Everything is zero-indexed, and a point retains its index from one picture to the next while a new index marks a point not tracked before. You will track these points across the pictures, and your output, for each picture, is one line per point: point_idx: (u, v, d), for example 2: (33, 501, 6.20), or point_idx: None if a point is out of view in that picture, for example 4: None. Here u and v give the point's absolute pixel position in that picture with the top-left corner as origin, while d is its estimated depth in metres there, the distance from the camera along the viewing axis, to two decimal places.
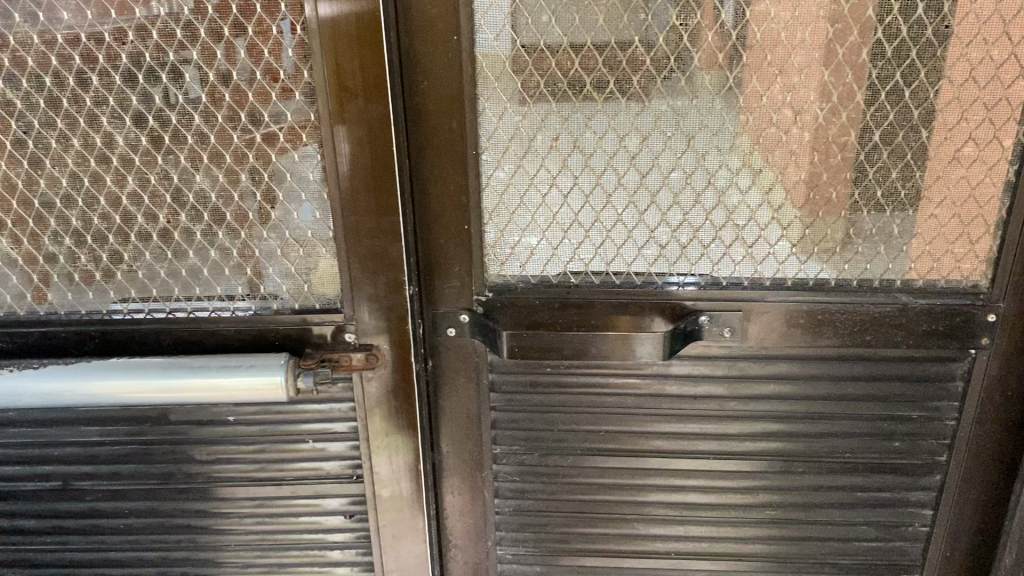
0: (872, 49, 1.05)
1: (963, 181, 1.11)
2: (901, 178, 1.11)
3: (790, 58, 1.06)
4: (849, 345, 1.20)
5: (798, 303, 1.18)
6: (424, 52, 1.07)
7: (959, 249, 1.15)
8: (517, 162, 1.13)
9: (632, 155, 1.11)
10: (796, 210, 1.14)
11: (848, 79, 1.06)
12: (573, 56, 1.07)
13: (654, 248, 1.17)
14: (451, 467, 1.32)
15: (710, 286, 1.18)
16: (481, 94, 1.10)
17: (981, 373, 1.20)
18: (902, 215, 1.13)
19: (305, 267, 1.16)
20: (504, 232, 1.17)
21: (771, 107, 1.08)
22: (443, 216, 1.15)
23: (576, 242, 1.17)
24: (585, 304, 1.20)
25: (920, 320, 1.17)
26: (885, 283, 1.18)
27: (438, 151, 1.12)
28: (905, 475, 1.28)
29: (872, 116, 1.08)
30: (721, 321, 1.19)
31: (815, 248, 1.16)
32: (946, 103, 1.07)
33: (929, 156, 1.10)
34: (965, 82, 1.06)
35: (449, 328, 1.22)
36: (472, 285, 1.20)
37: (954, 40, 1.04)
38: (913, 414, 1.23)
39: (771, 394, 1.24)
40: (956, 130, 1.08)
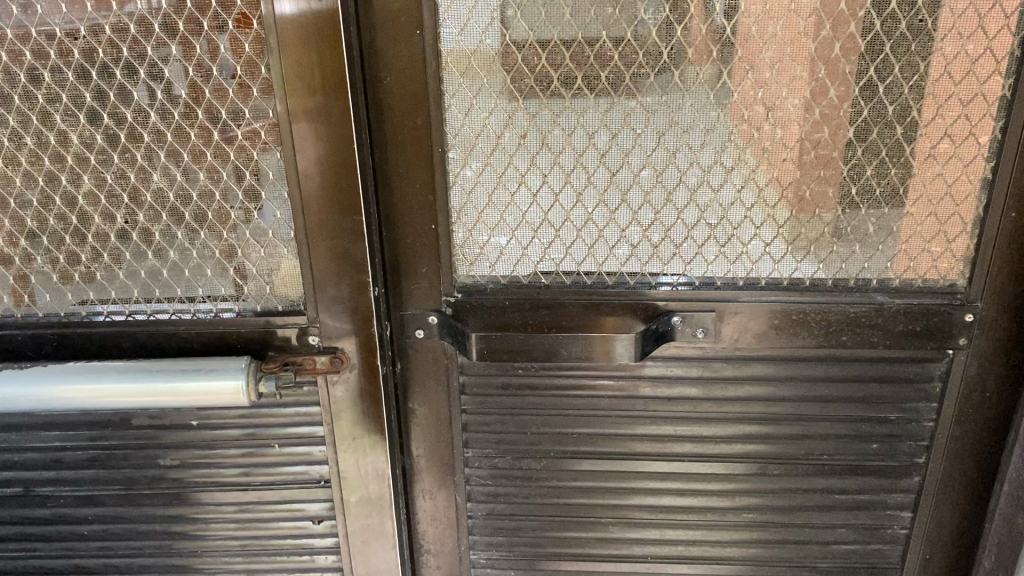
0: (845, 44, 1.03)
1: (939, 178, 1.10)
2: (876, 175, 1.10)
3: (760, 52, 1.04)
4: (823, 346, 1.18)
5: (773, 302, 1.16)
6: (387, 48, 1.05)
7: (935, 246, 1.13)
8: (485, 161, 1.11)
9: (601, 153, 1.10)
10: (770, 209, 1.12)
11: (821, 74, 1.05)
12: (540, 52, 1.05)
13: (625, 248, 1.15)
14: (422, 470, 1.31)
15: (683, 287, 1.17)
16: (446, 90, 1.08)
17: (959, 374, 1.18)
18: (878, 213, 1.12)
19: (268, 269, 1.14)
20: (473, 232, 1.15)
21: (742, 104, 1.07)
22: (411, 215, 1.14)
23: (546, 242, 1.15)
24: (553, 306, 1.19)
25: (896, 321, 1.16)
26: (861, 282, 1.16)
27: (403, 149, 1.10)
28: (883, 477, 1.26)
29: (846, 112, 1.07)
30: (694, 321, 1.17)
31: (790, 247, 1.14)
32: (921, 99, 1.06)
33: (904, 153, 1.08)
34: (939, 77, 1.05)
35: (418, 329, 1.20)
36: (440, 285, 1.18)
37: (927, 34, 1.03)
38: (889, 415, 1.22)
39: (747, 396, 1.22)
40: (932, 126, 1.07)
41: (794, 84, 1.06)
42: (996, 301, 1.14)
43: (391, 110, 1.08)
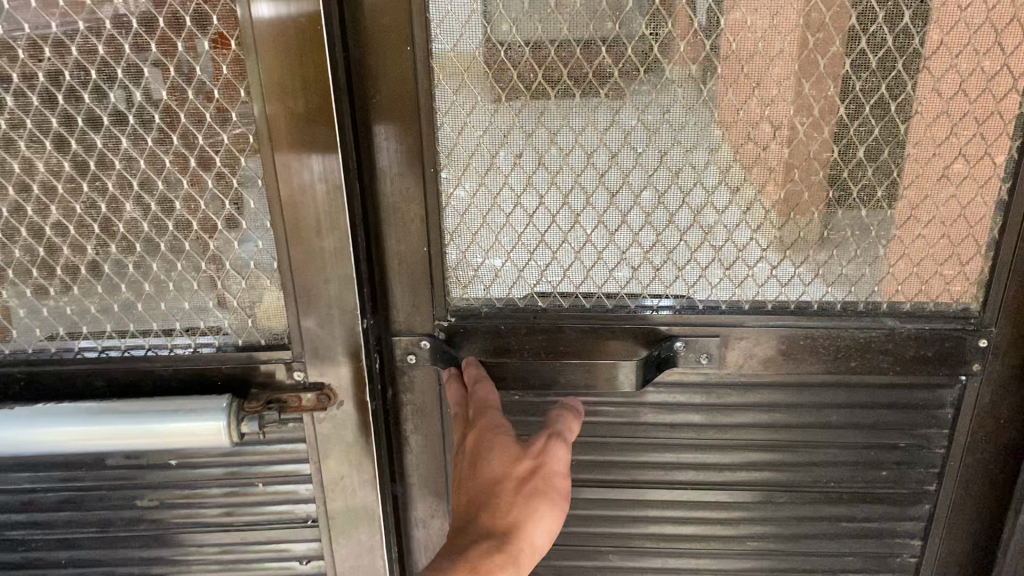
0: (855, 61, 0.98)
1: (953, 198, 1.05)
2: (887, 197, 1.05)
3: (767, 70, 0.99)
4: (831, 372, 1.14)
5: (779, 327, 1.12)
6: (376, 66, 1.01)
7: (947, 269, 1.09)
8: (478, 181, 1.06)
9: (600, 173, 1.05)
10: (776, 231, 1.07)
11: (830, 92, 1.00)
12: (536, 68, 1.00)
13: (625, 270, 1.10)
14: (416, 499, 1.26)
15: (687, 310, 1.12)
16: (438, 108, 1.03)
17: (972, 400, 1.14)
18: (889, 235, 1.08)
19: (249, 301, 1.09)
20: (467, 253, 1.11)
21: (748, 123, 1.02)
22: (403, 236, 1.09)
23: (543, 264, 1.11)
24: (550, 330, 1.14)
25: (907, 345, 1.12)
26: (870, 306, 1.12)
27: (394, 169, 1.06)
28: (891, 505, 1.22)
29: (855, 132, 1.02)
30: (698, 346, 1.13)
31: (798, 270, 1.10)
32: (934, 118, 1.01)
33: (916, 174, 1.04)
34: (953, 96, 1.00)
35: (410, 354, 1.16)
36: (433, 309, 1.13)
37: (943, 49, 0.98)
38: (900, 442, 1.18)
39: (753, 422, 1.18)
40: (946, 146, 1.03)
41: (802, 103, 1.01)
42: (1010, 324, 1.10)
43: (380, 128, 1.03)
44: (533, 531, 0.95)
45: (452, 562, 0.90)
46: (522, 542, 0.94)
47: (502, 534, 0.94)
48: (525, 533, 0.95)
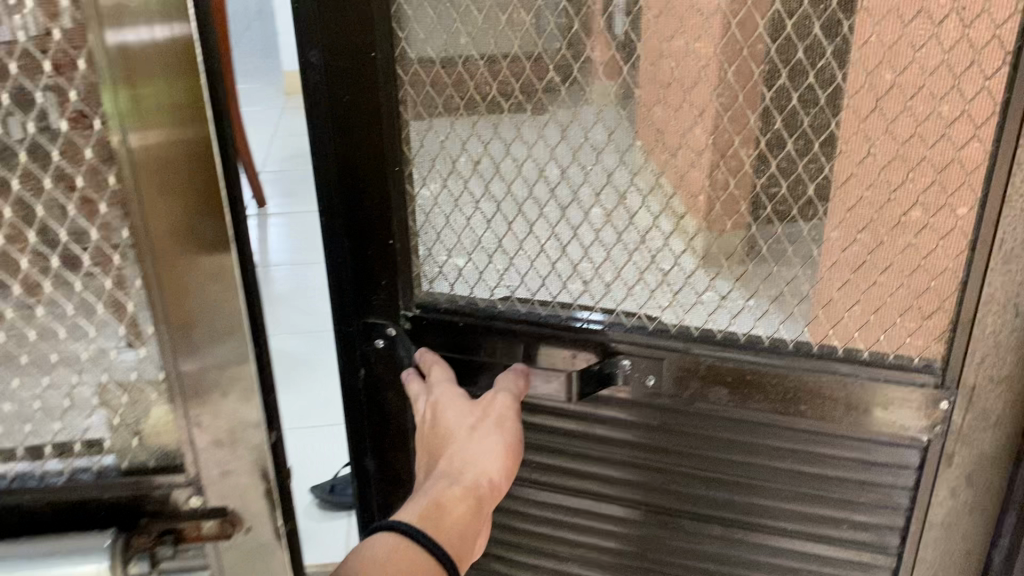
0: (804, 96, 0.98)
1: (910, 248, 1.02)
2: (840, 240, 1.04)
3: (711, 100, 1.02)
4: (779, 412, 1.14)
5: (724, 358, 1.13)
6: (348, 70, 1.10)
7: (907, 321, 1.06)
8: (441, 183, 1.18)
9: (549, 186, 1.13)
10: (720, 261, 1.11)
11: (777, 125, 1.01)
12: (493, 81, 1.09)
13: (576, 282, 1.19)
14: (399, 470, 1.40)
15: (637, 329, 1.17)
16: (405, 113, 1.13)
17: (936, 461, 1.10)
18: (843, 277, 1.07)
19: (134, 418, 0.96)
20: (432, 250, 1.23)
21: (692, 150, 1.05)
22: (371, 227, 1.19)
23: (502, 268, 1.21)
24: (507, 335, 1.21)
25: (861, 395, 1.08)
26: (826, 350, 1.10)
27: (364, 167, 1.16)
28: (852, 558, 1.21)
29: (805, 166, 1.02)
30: (643, 368, 1.17)
31: (745, 303, 1.13)
32: (888, 162, 0.98)
33: (867, 219, 1.02)
34: (908, 140, 0.96)
35: (378, 338, 1.28)
36: (399, 301, 1.24)
37: (894, 93, 0.95)
38: (861, 497, 1.16)
39: (727, 455, 1.19)
40: (902, 192, 0.99)
41: (746, 134, 1.02)
42: (973, 388, 1.04)
43: (348, 127, 1.13)
44: (486, 465, 1.11)
45: (417, 499, 1.05)
46: (474, 475, 1.09)
47: (458, 470, 1.09)
48: (479, 469, 1.10)
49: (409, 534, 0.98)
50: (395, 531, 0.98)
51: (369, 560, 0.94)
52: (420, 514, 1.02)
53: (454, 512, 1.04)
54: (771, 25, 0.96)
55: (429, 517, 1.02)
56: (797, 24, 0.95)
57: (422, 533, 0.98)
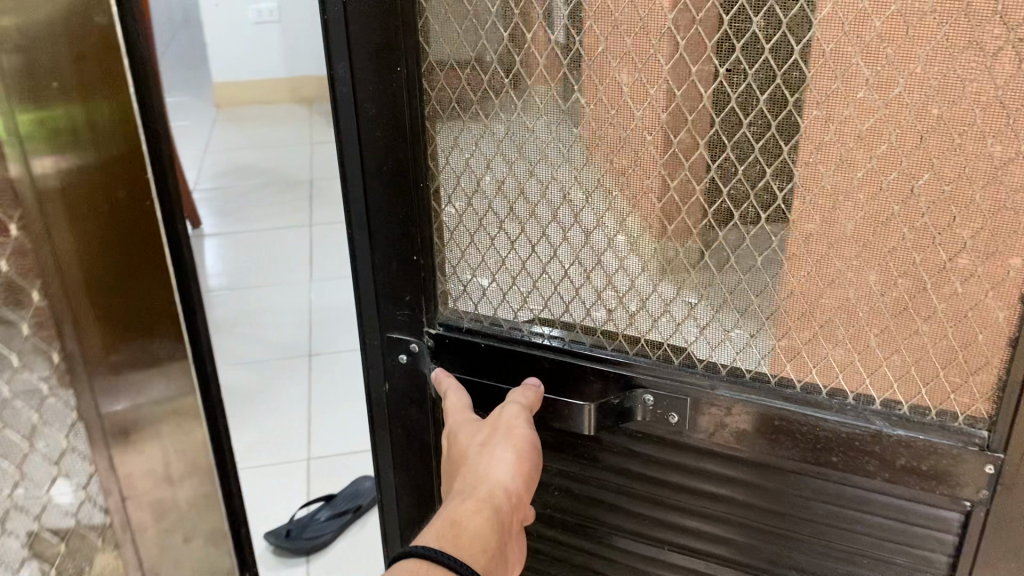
0: (843, 129, 0.91)
1: (956, 296, 0.94)
2: (880, 284, 0.97)
3: (741, 127, 0.96)
4: (808, 461, 1.06)
5: (750, 401, 1.07)
6: (380, 84, 1.12)
7: (951, 376, 0.98)
8: (465, 206, 1.18)
9: (570, 211, 1.10)
10: (750, 298, 1.05)
11: (813, 158, 0.94)
12: (517, 102, 1.07)
13: (598, 309, 1.15)
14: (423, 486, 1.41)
15: (662, 364, 1.13)
16: (434, 129, 1.14)
17: (977, 530, 1.01)
18: (882, 324, 1.00)
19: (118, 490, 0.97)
20: (458, 268, 1.23)
21: (720, 177, 0.99)
22: (398, 241, 1.21)
23: (525, 291, 1.19)
24: (527, 358, 1.20)
25: (897, 453, 1.01)
26: (862, 400, 1.04)
27: (391, 182, 1.18)
28: None
29: (842, 203, 0.95)
30: (667, 405, 1.13)
31: (777, 345, 1.06)
32: (932, 204, 0.91)
33: (911, 264, 0.95)
34: (954, 180, 0.89)
35: (401, 353, 1.30)
36: (423, 317, 1.26)
37: (938, 129, 0.88)
38: (896, 558, 1.09)
39: (778, 510, 1.14)
40: (947, 237, 0.91)
41: (780, 166, 0.96)
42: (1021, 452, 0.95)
43: (379, 142, 1.16)
44: (500, 475, 1.11)
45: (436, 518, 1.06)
46: (489, 487, 1.09)
47: (473, 485, 1.10)
48: (489, 478, 1.10)
49: (433, 556, 0.99)
50: (415, 555, 0.99)
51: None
52: (440, 534, 1.03)
53: (474, 526, 1.05)
54: (807, 52, 0.90)
55: (449, 537, 1.03)
56: (836, 52, 0.88)
57: (446, 555, 0.99)
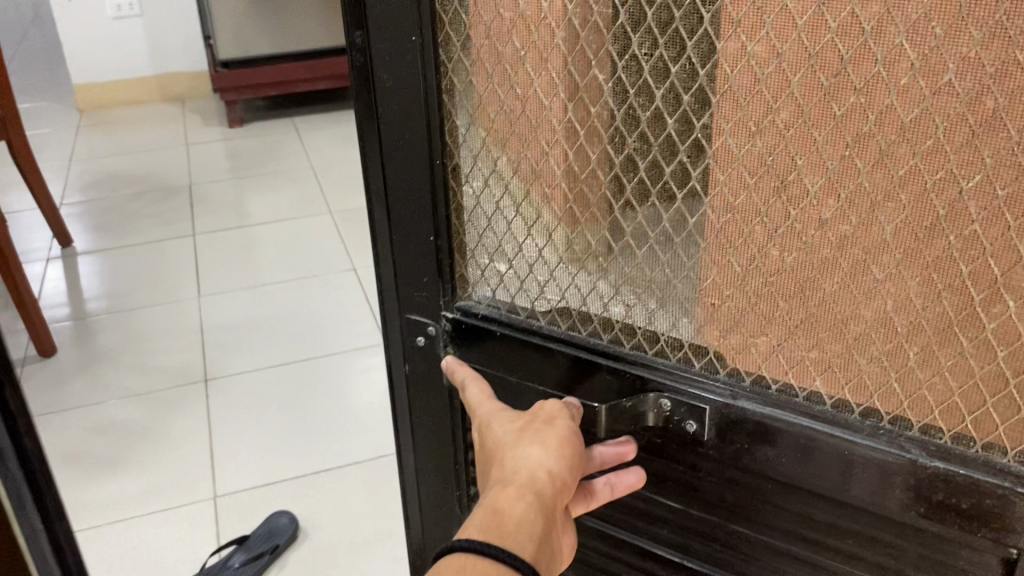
0: (883, 119, 0.77)
1: (1009, 318, 0.78)
2: (921, 295, 0.82)
3: (769, 113, 0.83)
4: (832, 486, 0.94)
5: (771, 416, 0.95)
6: (394, 55, 1.02)
7: (999, 408, 0.82)
8: (484, 187, 1.08)
9: (586, 197, 0.99)
10: (777, 302, 0.92)
11: (850, 151, 0.80)
12: (536, 76, 0.96)
13: (620, 304, 1.04)
14: (433, 468, 1.33)
15: (682, 369, 1.01)
16: (450, 102, 1.05)
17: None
18: (924, 344, 0.85)
19: None
20: (474, 252, 1.14)
21: (745, 167, 0.87)
22: (413, 221, 1.12)
23: (541, 281, 1.09)
24: (543, 352, 1.11)
25: (933, 485, 0.87)
26: (899, 424, 0.89)
27: (405, 158, 1.08)
28: None
29: (881, 205, 0.80)
30: (684, 411, 1.01)
31: (807, 356, 0.93)
32: (984, 210, 0.75)
33: (959, 275, 0.79)
34: (1012, 182, 0.73)
35: (419, 336, 1.21)
36: (439, 301, 1.17)
37: (992, 124, 0.72)
38: None
39: (801, 533, 1.02)
40: (1001, 249, 0.76)
41: (814, 157, 0.82)
42: None
43: (393, 116, 1.06)
44: (541, 461, 0.94)
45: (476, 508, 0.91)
46: (531, 473, 0.93)
47: (511, 471, 0.94)
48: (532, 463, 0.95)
49: (481, 550, 0.83)
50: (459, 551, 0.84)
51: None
52: (482, 526, 0.87)
53: (518, 514, 0.89)
54: (845, 29, 0.75)
55: (491, 528, 0.87)
56: (877, 30, 0.73)
57: (494, 546, 0.83)
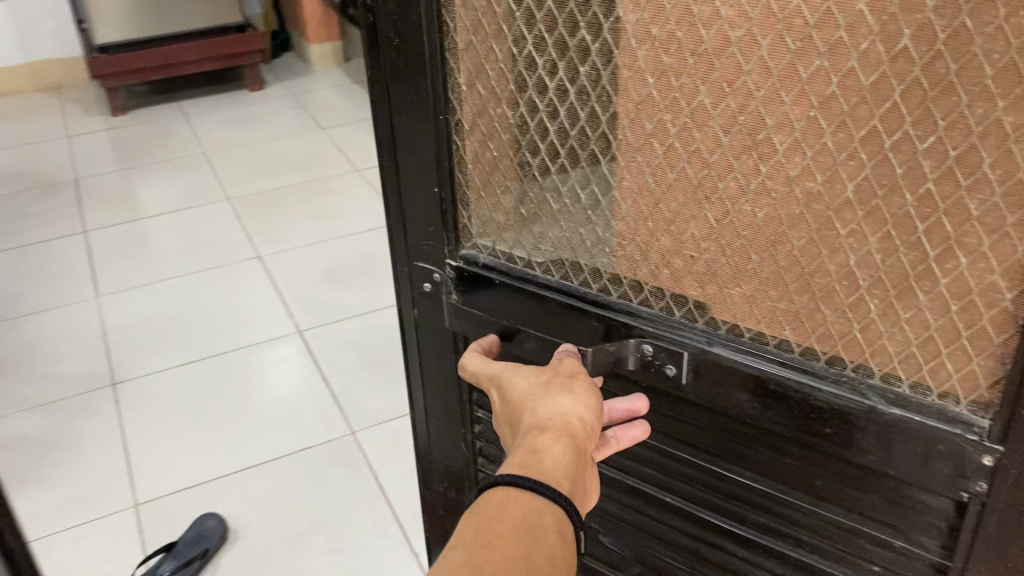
0: (845, 82, 0.85)
1: (960, 273, 0.86)
2: (880, 250, 0.91)
3: (741, 74, 0.92)
4: (789, 417, 1.04)
5: (736, 362, 1.06)
6: (405, 18, 1.17)
7: (953, 358, 0.91)
8: (478, 139, 1.22)
9: (552, 145, 1.13)
10: (764, 253, 1.01)
11: (817, 114, 0.88)
12: (528, 32, 1.08)
13: (594, 212, 1.14)
14: (448, 393, 1.53)
15: (659, 322, 1.13)
16: (451, 59, 1.18)
17: (973, 518, 0.96)
18: (884, 295, 0.93)
19: None
20: (471, 200, 1.29)
21: (721, 127, 0.97)
22: (420, 171, 1.29)
23: (536, 235, 1.24)
24: (535, 299, 1.25)
25: (891, 430, 0.96)
26: (861, 374, 0.99)
27: (412, 103, 1.24)
28: (848, 565, 1.13)
29: (844, 164, 0.89)
30: (662, 357, 1.13)
31: (776, 308, 1.03)
32: (938, 171, 0.83)
33: (914, 231, 0.87)
34: (961, 144, 0.81)
35: (426, 282, 1.41)
36: (450, 244, 1.33)
37: (944, 87, 0.80)
38: (885, 518, 1.06)
39: (772, 454, 1.12)
40: (953, 207, 0.84)
41: (782, 119, 0.91)
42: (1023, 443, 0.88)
43: (397, 61, 1.22)
44: (568, 408, 1.07)
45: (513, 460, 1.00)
46: (564, 420, 1.05)
47: (544, 420, 1.06)
48: (564, 416, 1.05)
49: (516, 483, 0.95)
50: (500, 484, 0.96)
51: (484, 518, 0.93)
52: (521, 464, 0.99)
53: (555, 456, 1.00)
54: None
55: (531, 467, 0.98)
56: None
57: (530, 480, 0.95)
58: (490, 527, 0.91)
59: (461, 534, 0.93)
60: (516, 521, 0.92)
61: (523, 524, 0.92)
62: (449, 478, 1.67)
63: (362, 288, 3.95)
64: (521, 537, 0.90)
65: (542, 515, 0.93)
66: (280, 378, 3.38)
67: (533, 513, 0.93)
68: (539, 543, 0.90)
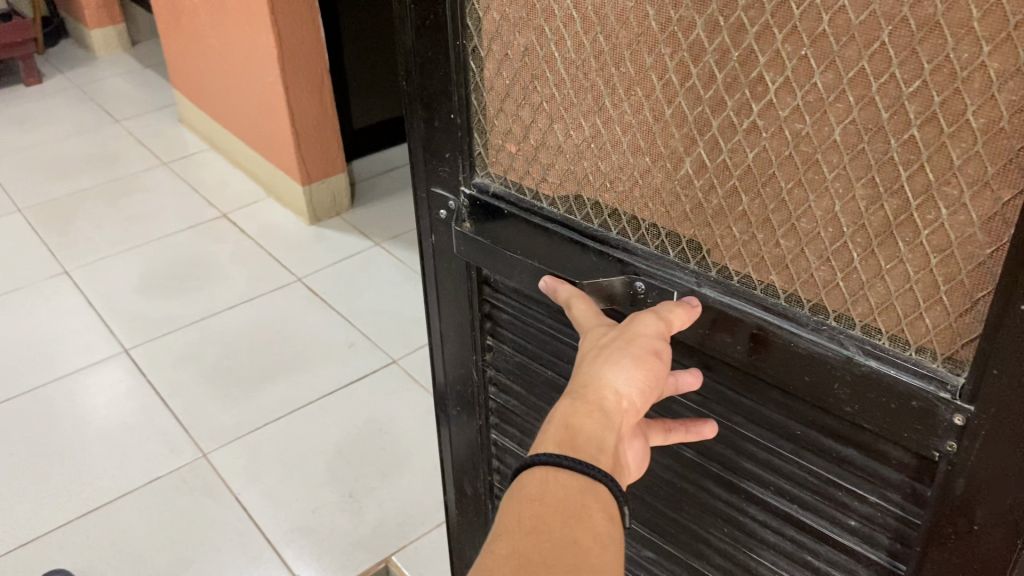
0: (837, 18, 0.79)
1: (941, 225, 0.82)
2: (864, 198, 0.85)
3: (735, 7, 0.85)
4: (767, 364, 1.00)
5: (717, 304, 1.01)
6: None
7: (931, 314, 0.86)
8: (494, 69, 1.10)
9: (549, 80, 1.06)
10: (752, 196, 0.95)
11: (807, 52, 0.83)
12: None
13: (591, 153, 1.07)
14: (464, 308, 1.35)
15: (654, 262, 1.05)
16: None
17: (941, 476, 0.91)
18: (866, 244, 0.88)
19: None
20: (486, 128, 1.16)
21: (713, 63, 0.89)
22: (438, 95, 1.16)
23: (550, 166, 1.12)
24: (539, 231, 1.14)
25: (867, 381, 0.91)
26: (847, 323, 0.93)
27: (426, 24, 1.11)
28: (816, 518, 1.10)
29: (832, 106, 0.84)
30: (655, 294, 1.06)
31: (762, 251, 0.97)
32: (922, 117, 0.78)
33: (897, 178, 0.82)
34: (947, 90, 0.76)
35: (441, 210, 1.27)
36: (459, 174, 1.21)
37: (931, 27, 0.75)
38: (854, 469, 1.01)
39: (751, 400, 1.07)
40: (934, 154, 0.79)
41: (775, 56, 0.85)
42: (991, 408, 0.83)
43: None
44: (612, 380, 0.94)
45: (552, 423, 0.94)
46: (600, 394, 0.94)
47: (582, 387, 0.95)
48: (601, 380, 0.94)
49: (557, 463, 0.89)
50: (539, 464, 0.90)
51: (526, 499, 0.88)
52: (555, 440, 0.92)
53: (589, 432, 0.92)
54: None
55: (565, 443, 0.91)
56: None
57: (570, 459, 0.89)
58: (534, 511, 0.86)
59: (505, 519, 0.88)
60: (559, 504, 0.86)
61: (566, 507, 0.86)
62: (463, 404, 1.49)
63: (196, 291, 3.64)
64: (565, 521, 0.85)
65: (587, 497, 0.87)
66: (112, 403, 3.06)
67: (577, 494, 0.87)
68: (583, 527, 0.85)
